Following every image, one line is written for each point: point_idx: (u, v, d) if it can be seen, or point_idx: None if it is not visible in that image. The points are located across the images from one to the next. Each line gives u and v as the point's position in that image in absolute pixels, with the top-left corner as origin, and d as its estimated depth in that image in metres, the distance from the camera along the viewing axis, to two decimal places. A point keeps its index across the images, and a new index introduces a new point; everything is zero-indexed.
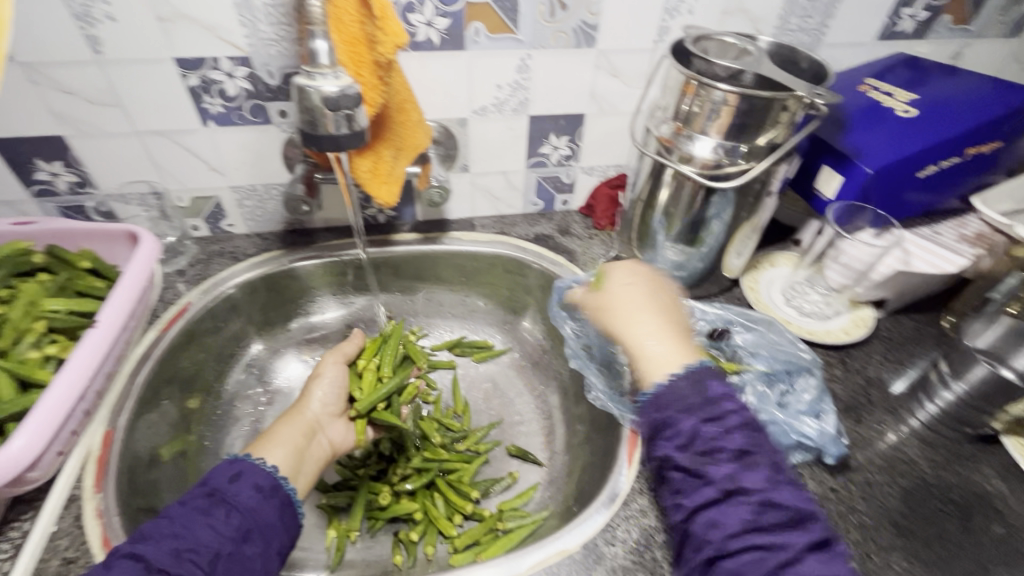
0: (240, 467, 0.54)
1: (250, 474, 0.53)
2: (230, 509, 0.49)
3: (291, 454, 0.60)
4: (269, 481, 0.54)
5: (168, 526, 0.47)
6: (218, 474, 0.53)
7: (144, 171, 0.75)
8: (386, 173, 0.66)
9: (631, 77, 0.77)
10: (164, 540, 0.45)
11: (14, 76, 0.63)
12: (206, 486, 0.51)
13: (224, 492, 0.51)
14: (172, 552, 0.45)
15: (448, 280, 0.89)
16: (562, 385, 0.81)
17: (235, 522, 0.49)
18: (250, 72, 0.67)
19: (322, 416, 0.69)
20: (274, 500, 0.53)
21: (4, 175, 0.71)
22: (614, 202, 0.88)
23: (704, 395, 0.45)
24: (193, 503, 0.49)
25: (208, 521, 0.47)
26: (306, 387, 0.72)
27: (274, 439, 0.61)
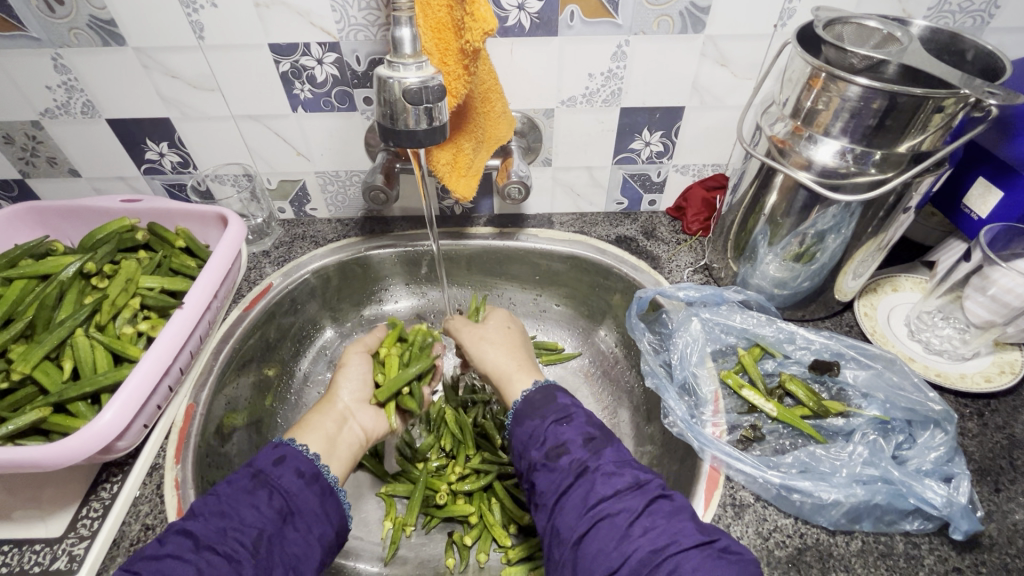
0: (284, 451, 0.53)
1: (295, 458, 0.52)
2: (272, 492, 0.49)
3: (322, 439, 0.57)
4: (311, 467, 0.53)
5: (216, 503, 0.47)
6: (263, 455, 0.53)
7: (238, 154, 0.77)
8: (465, 166, 0.63)
9: (742, 67, 0.68)
10: (212, 518, 0.46)
11: (128, 61, 0.66)
12: (251, 467, 0.51)
13: (268, 475, 0.50)
14: (219, 529, 0.45)
15: (520, 277, 0.86)
16: (634, 400, 0.75)
17: (277, 504, 0.49)
18: (338, 58, 0.66)
19: (352, 403, 0.65)
20: (314, 487, 0.52)
21: (121, 154, 0.77)
22: (708, 205, 0.79)
23: (549, 408, 0.54)
24: (236, 483, 0.49)
25: (253, 501, 0.48)
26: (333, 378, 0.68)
27: (305, 425, 0.58)
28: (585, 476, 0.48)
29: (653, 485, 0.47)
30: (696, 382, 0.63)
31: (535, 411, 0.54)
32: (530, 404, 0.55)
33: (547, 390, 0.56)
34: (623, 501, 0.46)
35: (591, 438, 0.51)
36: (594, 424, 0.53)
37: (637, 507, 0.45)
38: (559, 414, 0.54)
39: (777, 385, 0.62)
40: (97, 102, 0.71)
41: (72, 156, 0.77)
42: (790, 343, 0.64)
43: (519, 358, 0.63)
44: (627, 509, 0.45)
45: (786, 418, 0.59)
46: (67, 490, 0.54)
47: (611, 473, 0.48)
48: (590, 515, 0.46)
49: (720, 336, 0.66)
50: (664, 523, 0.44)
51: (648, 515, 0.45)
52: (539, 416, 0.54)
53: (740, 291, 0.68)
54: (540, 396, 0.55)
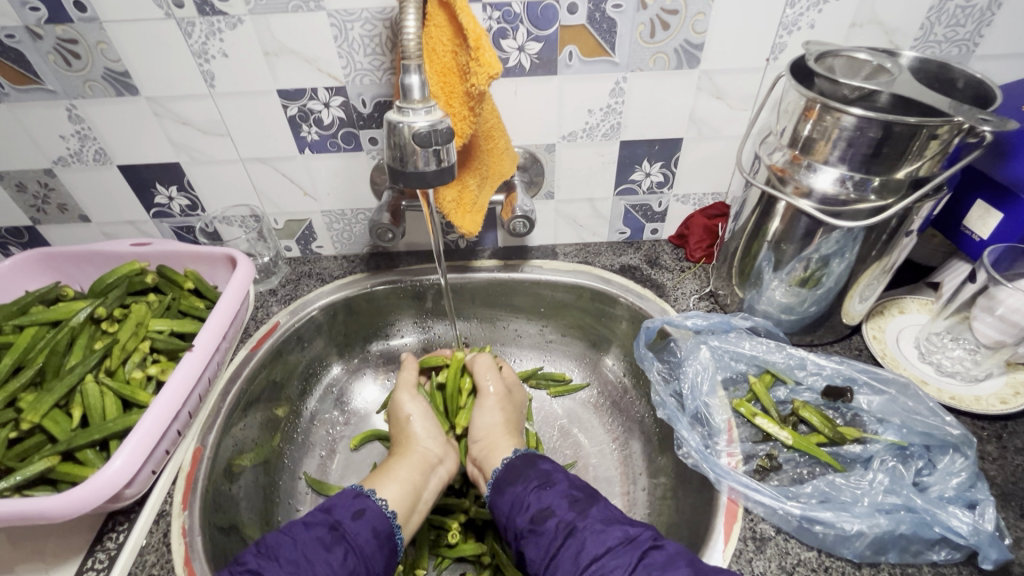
0: (364, 504, 0.53)
1: (373, 514, 0.52)
2: (347, 548, 0.49)
3: (407, 489, 0.57)
4: (386, 526, 0.52)
5: (291, 549, 0.47)
6: (344, 504, 0.52)
7: (246, 196, 0.79)
8: (470, 203, 0.64)
9: (737, 99, 0.70)
10: (285, 566, 0.46)
11: (141, 110, 0.68)
12: (330, 516, 0.51)
13: (346, 529, 0.50)
14: None
15: (525, 310, 0.86)
16: (645, 431, 0.74)
17: (351, 564, 0.48)
18: (344, 101, 0.69)
19: (436, 450, 0.64)
20: (385, 549, 0.51)
21: (130, 199, 0.78)
22: (710, 232, 0.80)
23: (531, 469, 0.56)
24: (313, 531, 0.49)
25: (327, 557, 0.47)
26: (402, 425, 0.66)
27: (392, 473, 0.58)
28: (572, 536, 0.48)
29: (643, 538, 0.46)
30: (709, 411, 0.62)
31: (516, 476, 0.55)
32: (517, 465, 0.57)
33: (528, 457, 0.58)
34: (616, 558, 0.45)
35: (577, 498, 0.51)
36: (578, 486, 0.53)
37: (630, 564, 0.44)
38: (541, 479, 0.54)
39: (790, 413, 0.61)
40: (109, 149, 0.72)
41: (83, 202, 0.78)
42: (801, 369, 0.64)
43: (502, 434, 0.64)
44: (620, 566, 0.44)
45: (802, 446, 0.58)
46: (71, 541, 0.53)
47: (599, 531, 0.47)
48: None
49: (730, 364, 0.66)
50: (660, 575, 0.43)
51: (644, 569, 0.44)
52: (521, 481, 0.55)
53: (747, 318, 0.68)
54: (520, 462, 0.57)
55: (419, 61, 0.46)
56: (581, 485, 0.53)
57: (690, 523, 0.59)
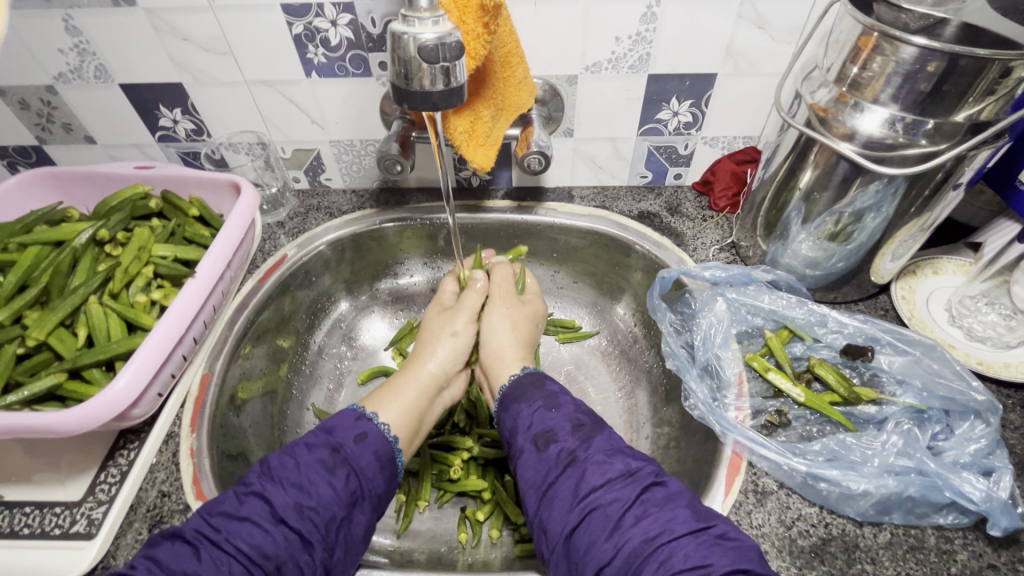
0: (366, 427, 0.52)
1: (375, 438, 0.51)
2: (350, 473, 0.48)
3: (409, 411, 0.56)
4: (388, 451, 0.51)
5: (294, 472, 0.47)
6: (345, 427, 0.51)
7: (252, 121, 0.76)
8: (483, 135, 0.60)
9: (782, 30, 0.63)
10: (289, 488, 0.46)
11: (139, 23, 0.65)
12: (331, 438, 0.50)
13: (348, 453, 0.49)
14: (294, 505, 0.45)
15: (538, 254, 0.83)
16: (652, 382, 0.73)
17: (352, 487, 0.48)
18: (353, 19, 0.64)
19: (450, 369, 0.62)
20: (385, 472, 0.51)
21: (134, 120, 0.76)
22: (738, 180, 0.76)
23: (534, 390, 0.55)
24: (316, 455, 0.48)
25: (330, 479, 0.47)
26: (429, 339, 0.64)
27: (398, 393, 0.57)
28: (573, 464, 0.48)
29: (644, 473, 0.46)
30: (719, 365, 0.60)
31: (522, 396, 0.55)
32: (523, 386, 0.56)
33: (536, 376, 0.57)
34: (614, 491, 0.45)
35: (580, 423, 0.51)
36: (584, 411, 0.53)
37: (629, 497, 0.44)
38: (547, 400, 0.54)
39: (805, 370, 0.59)
40: (110, 66, 0.69)
41: (86, 121, 0.76)
42: (821, 326, 0.61)
43: (518, 355, 0.62)
44: (618, 499, 0.44)
45: (814, 404, 0.56)
46: (85, 455, 0.55)
47: (600, 463, 0.47)
48: (581, 506, 0.45)
49: (747, 318, 0.63)
50: (657, 511, 0.43)
51: (641, 505, 0.44)
52: (524, 402, 0.54)
53: (769, 271, 0.65)
54: (528, 381, 0.56)
55: None
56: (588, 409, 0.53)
57: (692, 473, 0.59)
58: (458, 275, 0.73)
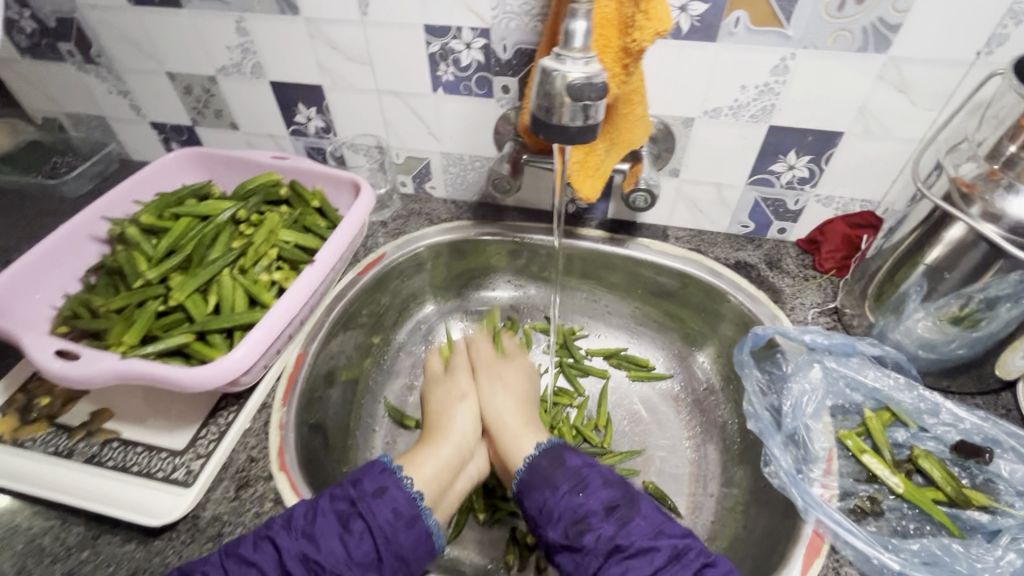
0: (388, 482, 0.51)
1: (395, 495, 0.51)
2: (365, 528, 0.48)
3: (442, 470, 0.58)
4: (408, 508, 0.50)
5: (308, 523, 0.48)
6: (370, 478, 0.51)
7: (375, 126, 0.82)
8: (593, 167, 0.62)
9: (924, 96, 0.60)
10: (298, 539, 0.47)
11: (298, 30, 0.72)
12: (355, 488, 0.50)
13: (364, 505, 0.49)
14: (301, 558, 0.46)
15: (622, 288, 0.83)
16: (726, 438, 0.71)
17: (366, 545, 0.47)
18: (486, 44, 0.67)
19: (472, 438, 0.63)
20: (411, 532, 0.50)
21: (274, 114, 0.84)
22: (849, 244, 0.72)
23: (554, 469, 0.54)
24: (334, 506, 0.49)
25: (343, 537, 0.47)
26: (444, 411, 0.65)
27: (419, 460, 0.59)
28: (586, 539, 0.49)
29: (692, 556, 0.47)
30: (808, 435, 0.57)
31: (545, 481, 0.53)
32: (541, 467, 0.55)
33: (554, 452, 0.56)
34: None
35: (612, 505, 0.51)
36: (614, 488, 0.52)
37: None
38: (572, 481, 0.53)
39: (906, 459, 0.55)
40: (265, 64, 0.77)
41: (235, 110, 0.85)
42: (931, 415, 0.56)
43: (524, 415, 0.64)
44: None
45: (915, 499, 0.52)
46: (191, 409, 0.60)
47: (641, 550, 0.47)
48: None
49: (844, 391, 0.60)
50: None
51: None
52: (549, 486, 0.53)
53: (876, 345, 0.61)
54: (547, 462, 0.55)
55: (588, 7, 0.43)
56: (620, 485, 0.53)
57: (762, 545, 0.56)
58: (440, 350, 0.73)
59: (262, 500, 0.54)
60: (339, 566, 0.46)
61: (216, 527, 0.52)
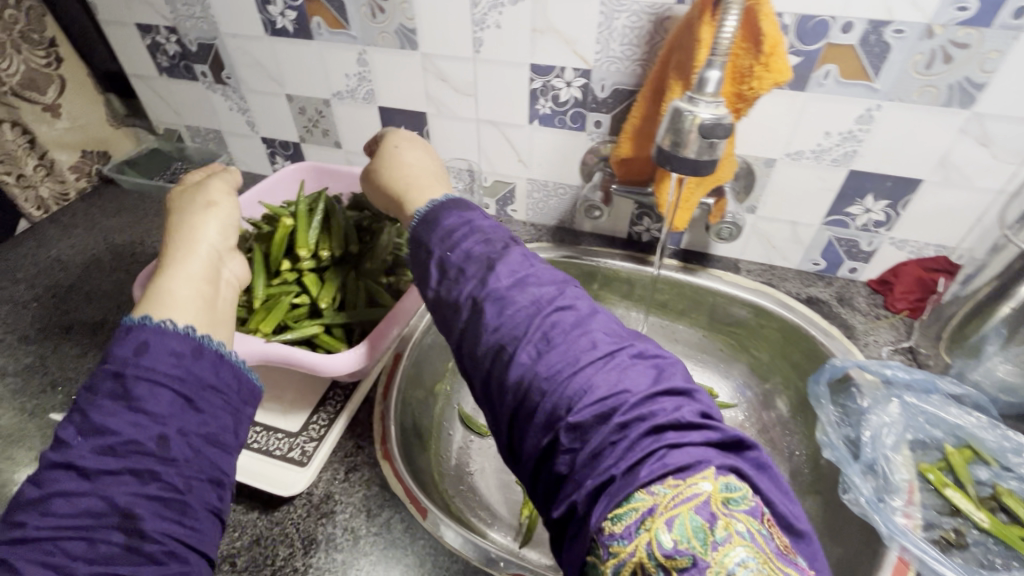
0: (146, 335, 0.45)
1: (160, 339, 0.45)
2: (150, 383, 0.43)
3: (196, 301, 0.51)
4: (187, 345, 0.47)
5: (104, 418, 0.41)
6: (157, 346, 0.45)
7: (469, 151, 0.89)
8: (683, 200, 0.67)
9: (1007, 150, 0.64)
10: (128, 434, 0.41)
11: (413, 63, 0.80)
12: (110, 368, 0.44)
13: (127, 370, 0.43)
14: (101, 449, 0.40)
15: (691, 315, 0.87)
16: (795, 466, 0.73)
17: (162, 403, 0.43)
18: (586, 83, 0.74)
19: (223, 249, 0.57)
20: (201, 359, 0.47)
21: (377, 135, 0.92)
22: (923, 286, 0.74)
23: (543, 300, 0.44)
24: (107, 383, 0.43)
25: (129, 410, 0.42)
26: (193, 221, 0.56)
27: (173, 295, 0.50)
28: (584, 366, 0.39)
29: None
30: (888, 467, 0.59)
31: (563, 335, 0.41)
32: (563, 324, 0.42)
33: (454, 203, 0.53)
34: (690, 451, 0.36)
35: (654, 378, 0.40)
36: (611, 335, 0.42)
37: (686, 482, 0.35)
38: (572, 326, 0.42)
39: (990, 496, 0.56)
40: (377, 91, 0.86)
41: (341, 131, 0.94)
42: (1016, 455, 0.57)
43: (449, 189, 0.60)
44: (667, 461, 0.35)
45: (1002, 536, 0.53)
46: (302, 397, 0.66)
47: (643, 427, 0.37)
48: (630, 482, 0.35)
49: (924, 426, 0.61)
50: None
51: None
52: (533, 324, 0.42)
53: (957, 384, 0.63)
54: (571, 319, 0.42)
55: (723, 57, 0.48)
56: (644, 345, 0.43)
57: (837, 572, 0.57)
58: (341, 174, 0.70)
59: (369, 484, 0.59)
60: (189, 432, 0.43)
61: (328, 504, 0.57)
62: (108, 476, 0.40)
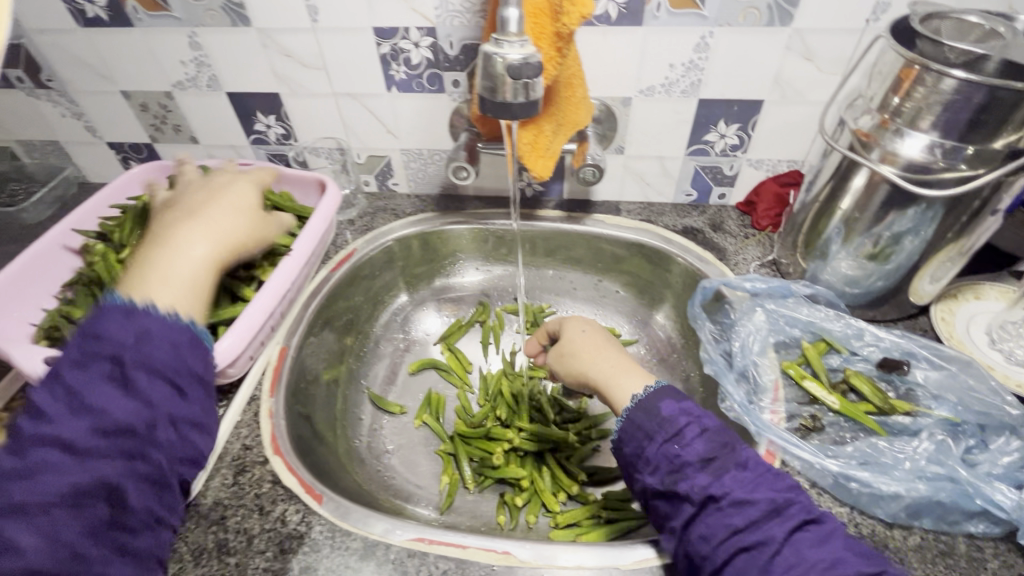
0: (141, 322, 0.43)
1: (157, 332, 0.43)
2: (146, 370, 0.41)
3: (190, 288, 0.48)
4: (182, 336, 0.45)
5: (79, 393, 0.39)
6: (113, 327, 0.42)
7: (334, 129, 0.85)
8: (543, 147, 0.67)
9: (828, 62, 0.68)
10: (92, 412, 0.39)
11: (251, 40, 0.75)
12: (97, 346, 0.41)
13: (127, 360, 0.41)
14: (87, 429, 0.38)
15: (583, 262, 0.89)
16: (689, 386, 0.77)
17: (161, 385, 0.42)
18: (434, 42, 0.72)
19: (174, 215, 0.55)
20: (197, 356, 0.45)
21: (234, 124, 0.86)
22: (780, 201, 0.79)
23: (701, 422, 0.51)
24: (92, 368, 0.40)
25: (117, 390, 0.40)
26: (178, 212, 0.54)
27: (150, 265, 0.48)
28: (725, 477, 0.46)
29: (794, 509, 0.44)
30: (757, 371, 0.64)
31: (638, 430, 0.51)
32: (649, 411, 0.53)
33: (659, 393, 0.53)
34: (761, 530, 0.42)
35: (709, 455, 0.47)
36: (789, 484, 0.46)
37: (779, 539, 0.42)
38: (668, 430, 0.50)
39: (841, 380, 0.62)
40: (220, 76, 0.80)
41: (194, 124, 0.87)
42: (858, 339, 0.63)
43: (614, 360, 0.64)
44: (764, 541, 0.42)
45: (850, 413, 0.58)
46: None
47: (739, 503, 0.44)
48: (728, 545, 0.43)
49: (785, 328, 0.66)
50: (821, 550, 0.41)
51: (793, 545, 0.42)
52: (647, 437, 0.51)
53: (808, 286, 0.68)
54: (654, 398, 0.53)
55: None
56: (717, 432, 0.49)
57: None
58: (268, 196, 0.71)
59: (260, 483, 0.57)
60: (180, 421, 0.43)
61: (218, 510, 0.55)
62: (96, 458, 0.38)
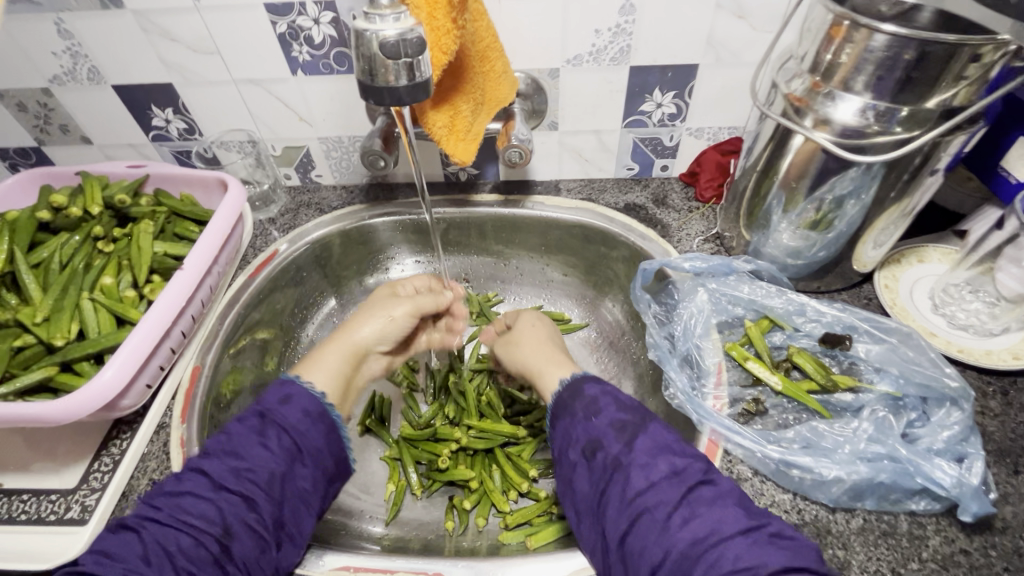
0: (291, 390, 0.52)
1: (301, 397, 0.51)
2: (281, 430, 0.49)
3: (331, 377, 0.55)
4: (317, 406, 0.51)
5: (226, 443, 0.48)
6: (272, 393, 0.51)
7: (241, 119, 0.77)
8: (463, 129, 0.61)
9: (762, 19, 0.63)
10: (226, 458, 0.46)
11: (128, 25, 0.66)
12: (258, 407, 0.50)
13: (274, 414, 0.50)
14: (231, 471, 0.46)
15: (526, 246, 0.84)
16: (639, 371, 0.74)
17: (285, 442, 0.48)
18: (335, 17, 0.65)
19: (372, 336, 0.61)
20: (321, 425, 0.51)
21: (128, 120, 0.78)
22: (723, 170, 0.75)
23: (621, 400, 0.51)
24: (244, 424, 0.49)
25: (262, 441, 0.48)
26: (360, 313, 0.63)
27: (316, 359, 0.56)
28: (632, 446, 0.45)
29: (691, 472, 0.43)
30: (700, 354, 0.61)
31: (562, 409, 0.50)
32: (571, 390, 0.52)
33: (574, 384, 0.52)
34: (659, 492, 0.42)
35: (620, 421, 0.47)
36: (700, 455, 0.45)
37: (674, 499, 0.41)
38: (587, 407, 0.49)
39: (784, 359, 0.60)
40: (102, 67, 0.71)
41: (82, 122, 0.78)
42: (800, 315, 0.61)
43: (549, 351, 0.59)
44: (662, 502, 0.41)
45: (792, 394, 0.56)
46: (78, 445, 0.57)
47: (642, 467, 0.43)
48: (630, 511, 0.42)
49: (727, 307, 0.64)
50: (705, 511, 0.40)
51: (688, 506, 0.41)
52: (565, 414, 0.50)
53: (750, 261, 0.65)
54: (566, 393, 0.51)
55: None
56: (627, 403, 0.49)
57: None
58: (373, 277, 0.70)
59: None
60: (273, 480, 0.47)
61: None
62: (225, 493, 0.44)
